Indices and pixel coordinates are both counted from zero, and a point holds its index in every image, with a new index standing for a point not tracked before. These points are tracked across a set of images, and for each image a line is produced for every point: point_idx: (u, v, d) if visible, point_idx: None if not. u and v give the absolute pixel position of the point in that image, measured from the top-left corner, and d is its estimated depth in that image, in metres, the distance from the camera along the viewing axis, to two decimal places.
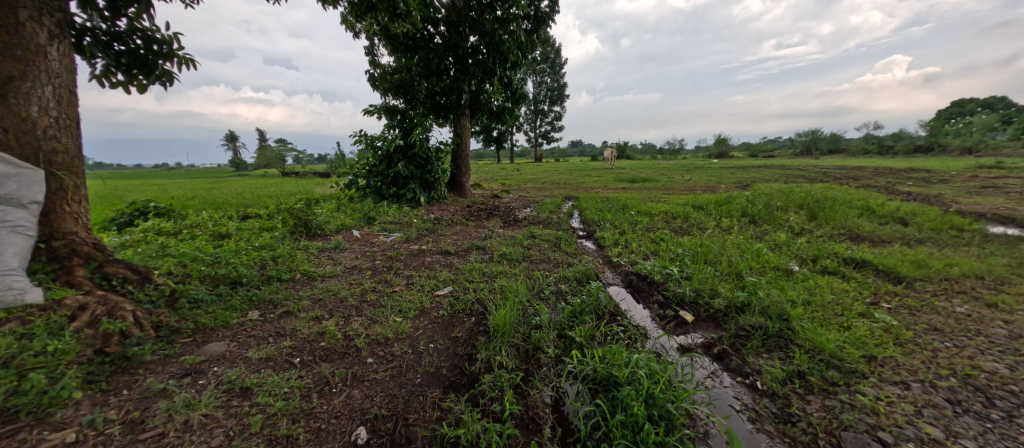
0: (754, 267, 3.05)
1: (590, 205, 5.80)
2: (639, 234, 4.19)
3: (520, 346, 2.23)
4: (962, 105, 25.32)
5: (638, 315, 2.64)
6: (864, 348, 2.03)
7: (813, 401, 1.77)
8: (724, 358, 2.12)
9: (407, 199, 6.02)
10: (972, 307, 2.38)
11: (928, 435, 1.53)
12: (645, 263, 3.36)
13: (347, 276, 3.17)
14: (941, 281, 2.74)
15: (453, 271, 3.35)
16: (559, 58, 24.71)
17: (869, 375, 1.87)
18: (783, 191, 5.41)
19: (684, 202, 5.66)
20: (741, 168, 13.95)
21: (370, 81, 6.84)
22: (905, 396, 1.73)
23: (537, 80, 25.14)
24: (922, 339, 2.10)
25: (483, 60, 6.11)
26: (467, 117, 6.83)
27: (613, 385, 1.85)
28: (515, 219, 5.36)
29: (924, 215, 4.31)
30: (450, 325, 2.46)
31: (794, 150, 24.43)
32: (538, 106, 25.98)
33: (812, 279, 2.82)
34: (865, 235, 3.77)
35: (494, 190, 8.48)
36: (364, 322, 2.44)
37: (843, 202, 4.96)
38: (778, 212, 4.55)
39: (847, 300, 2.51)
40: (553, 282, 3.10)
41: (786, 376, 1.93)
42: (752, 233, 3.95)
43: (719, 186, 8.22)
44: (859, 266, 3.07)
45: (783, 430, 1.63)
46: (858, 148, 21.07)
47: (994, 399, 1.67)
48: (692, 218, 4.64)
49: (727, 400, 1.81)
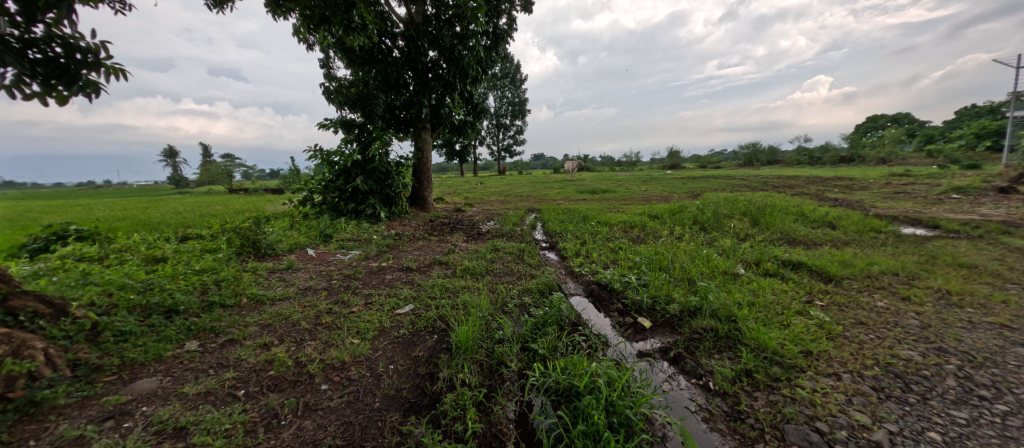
0: (705, 272, 3.23)
1: (553, 217, 5.90)
2: (599, 244, 4.32)
3: (483, 362, 2.20)
4: (874, 120, 28.59)
5: (599, 323, 2.70)
6: (801, 344, 2.19)
7: (760, 397, 1.88)
8: (680, 361, 2.22)
9: (366, 215, 5.82)
10: (889, 301, 2.65)
11: (858, 422, 1.67)
12: (605, 272, 3.45)
13: (300, 298, 3.00)
14: (864, 278, 3.03)
15: (415, 288, 3.27)
16: (519, 74, 25.55)
17: (806, 368, 2.02)
18: (729, 200, 5.80)
19: (641, 212, 5.92)
20: (691, 178, 14.85)
21: (325, 94, 6.60)
22: (837, 387, 1.88)
23: (499, 95, 25.64)
24: (850, 333, 2.30)
25: (443, 75, 6.12)
26: (428, 131, 6.76)
27: (574, 395, 1.85)
28: (478, 232, 5.34)
29: (848, 219, 4.78)
30: (411, 344, 2.39)
31: (737, 161, 26.39)
32: (500, 120, 26.29)
33: (755, 281, 3.03)
34: (801, 239, 4.10)
35: (457, 203, 8.41)
36: (318, 347, 2.32)
37: (780, 208, 5.41)
38: (724, 219, 4.88)
39: (785, 299, 2.71)
40: (517, 295, 3.11)
41: (735, 375, 2.04)
42: (702, 239, 4.19)
43: (672, 195, 8.66)
44: (796, 267, 3.33)
45: (734, 427, 1.72)
46: (792, 159, 23.15)
47: (911, 384, 1.86)
48: (648, 227, 4.86)
49: (683, 402, 1.89)
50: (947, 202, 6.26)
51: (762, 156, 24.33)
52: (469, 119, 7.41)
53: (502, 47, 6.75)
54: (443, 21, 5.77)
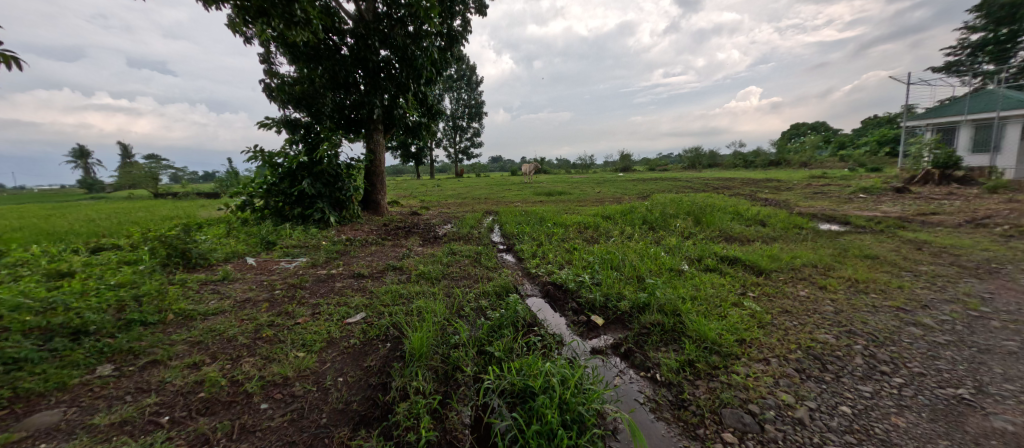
0: (653, 269, 3.40)
1: (510, 219, 5.94)
2: (555, 245, 4.41)
3: (438, 368, 2.16)
4: (797, 128, 31.77)
5: (554, 323, 2.75)
6: (737, 333, 2.37)
7: (701, 385, 2.01)
8: (630, 355, 2.31)
9: (314, 220, 5.51)
10: (810, 290, 2.95)
11: (783, 401, 1.84)
12: (560, 272, 3.53)
13: (238, 312, 2.77)
14: (789, 270, 3.35)
15: (367, 295, 3.14)
16: (475, 77, 25.59)
17: (741, 355, 2.19)
18: (675, 201, 6.17)
19: (594, 213, 6.12)
20: (641, 180, 15.63)
21: (266, 91, 6.16)
22: (767, 370, 2.06)
23: (455, 97, 25.45)
24: (777, 320, 2.53)
25: (395, 75, 5.96)
26: (381, 132, 6.55)
27: (529, 395, 1.87)
28: (435, 236, 5.25)
29: (776, 217, 5.26)
30: (362, 354, 2.29)
31: (682, 164, 28.16)
32: (457, 122, 26.08)
33: (697, 276, 3.24)
34: (736, 236, 4.45)
35: (412, 206, 8.21)
36: (257, 363, 2.15)
37: (720, 208, 5.84)
38: (670, 219, 5.18)
39: (723, 292, 2.92)
40: (473, 298, 3.09)
41: (679, 366, 2.16)
42: (650, 238, 4.42)
43: (624, 197, 9.06)
44: (732, 262, 3.61)
45: (678, 415, 1.83)
46: (729, 163, 25.12)
47: (827, 364, 2.08)
48: (601, 228, 5.03)
49: (632, 395, 1.98)
50: (855, 201, 7.10)
51: (704, 160, 26.16)
52: (424, 120, 7.28)
53: (457, 49, 6.72)
54: (395, 20, 5.62)
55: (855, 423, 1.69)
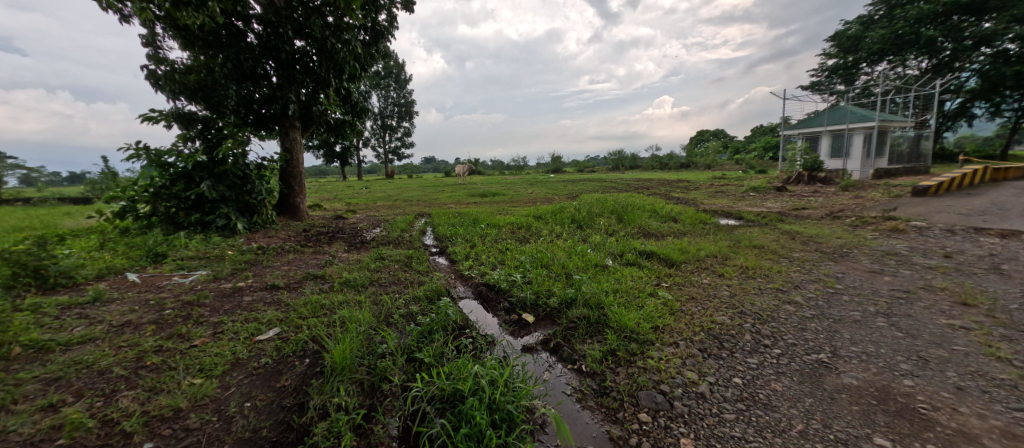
0: (580, 265, 3.58)
1: (443, 221, 5.83)
2: (488, 245, 4.43)
3: (362, 381, 2.04)
4: (703, 134, 35.79)
5: (486, 324, 2.76)
6: (651, 321, 2.59)
7: (621, 371, 2.16)
8: (558, 350, 2.41)
9: (217, 227, 4.87)
10: (711, 278, 3.34)
11: (689, 379, 2.05)
12: (493, 273, 3.55)
13: (113, 338, 2.34)
14: (695, 261, 3.76)
15: (282, 308, 2.86)
16: (405, 75, 24.75)
17: (655, 341, 2.41)
18: (600, 200, 6.57)
19: (527, 213, 6.27)
20: (570, 181, 16.35)
21: (151, 79, 5.30)
22: (676, 353, 2.28)
23: (383, 95, 24.36)
24: (685, 307, 2.82)
25: (313, 68, 5.53)
26: (298, 130, 6.01)
27: (459, 399, 1.85)
28: (361, 241, 4.96)
29: (686, 214, 5.87)
30: (275, 374, 2.08)
31: (607, 166, 30.10)
32: (386, 121, 24.97)
33: (619, 270, 3.48)
34: (653, 232, 4.88)
35: (337, 210, 7.67)
36: (140, 396, 1.84)
37: (639, 206, 6.34)
38: (596, 217, 5.50)
39: (641, 284, 3.18)
40: (403, 304, 2.98)
41: (602, 355, 2.31)
42: (578, 236, 4.65)
43: (554, 198, 9.43)
44: (649, 255, 3.95)
45: (601, 402, 1.95)
46: (648, 165, 27.43)
47: (724, 343, 2.36)
48: (533, 227, 5.18)
49: (560, 387, 2.07)
50: (747, 199, 8.20)
51: (627, 162, 28.25)
52: (348, 118, 6.86)
53: (382, 45, 6.44)
54: (311, 9, 5.21)
55: (745, 391, 1.95)
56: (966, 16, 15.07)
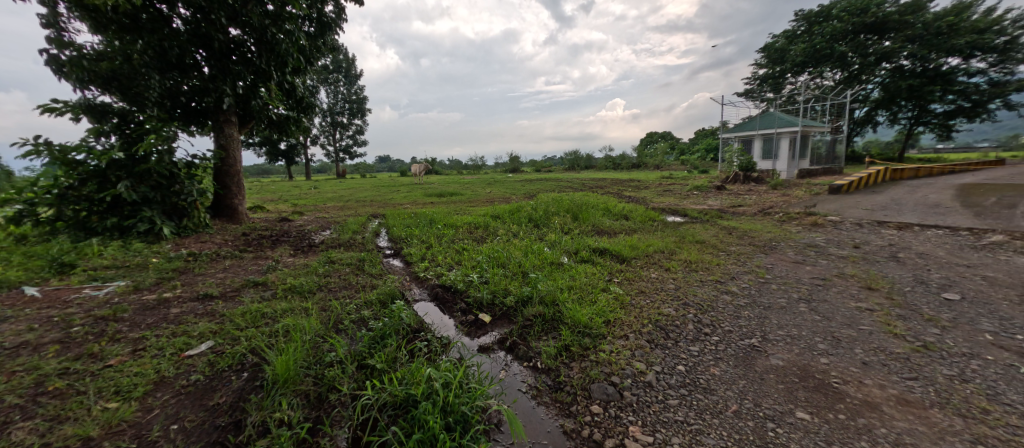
0: (536, 264, 3.63)
1: (398, 222, 5.67)
2: (444, 246, 4.37)
3: (308, 392, 1.93)
4: (652, 136, 37.70)
5: (442, 326, 2.72)
6: (603, 315, 2.69)
7: (574, 366, 2.22)
8: (514, 348, 2.43)
9: (140, 233, 4.39)
10: (659, 272, 3.53)
11: (638, 369, 2.15)
12: (449, 274, 3.50)
13: (4, 363, 2.02)
14: (644, 257, 3.95)
15: (217, 319, 2.63)
16: (355, 70, 23.74)
17: (607, 334, 2.50)
18: (556, 200, 6.70)
19: (484, 213, 6.26)
20: (527, 180, 16.53)
21: (53, 65, 4.65)
22: (626, 345, 2.38)
23: (332, 90, 23.20)
24: (634, 300, 2.96)
25: (251, 59, 5.15)
26: (234, 125, 5.57)
27: (412, 404, 1.80)
28: (309, 244, 4.69)
29: (636, 212, 6.15)
30: (208, 391, 1.91)
31: (564, 166, 30.81)
32: (336, 118, 23.79)
33: (573, 268, 3.58)
34: (606, 230, 5.07)
35: (282, 212, 7.19)
36: (39, 428, 1.61)
37: (593, 205, 6.55)
38: (552, 216, 5.61)
39: (594, 280, 3.29)
40: (355, 309, 2.85)
41: (557, 351, 2.36)
42: (534, 235, 4.72)
43: (512, 197, 9.49)
44: (602, 252, 4.09)
45: (555, 397, 1.99)
46: (602, 165, 28.43)
47: (669, 333, 2.51)
48: (490, 227, 5.17)
49: (516, 385, 2.09)
50: (691, 197, 8.74)
51: (582, 162, 29.10)
52: (292, 114, 6.47)
53: (329, 38, 6.16)
54: None
55: (687, 377, 2.08)
56: (870, 35, 17.13)
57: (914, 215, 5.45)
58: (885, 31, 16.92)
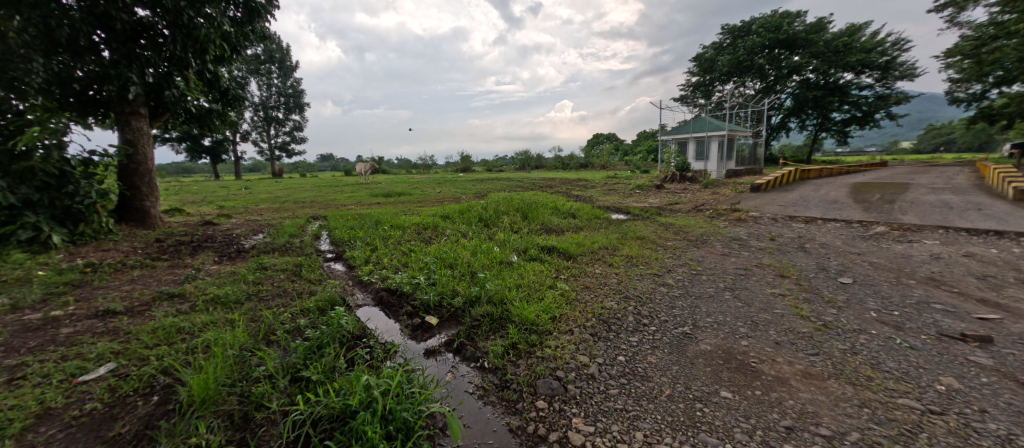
0: (485, 263, 3.63)
1: (340, 224, 5.37)
2: (390, 248, 4.21)
3: (232, 412, 1.76)
4: (599, 137, 39.27)
5: (387, 331, 2.62)
6: (549, 312, 2.75)
7: (521, 363, 2.24)
8: (462, 349, 2.40)
9: (21, 241, 3.74)
10: (603, 268, 3.68)
11: (581, 362, 2.22)
12: (395, 277, 3.38)
13: None
14: (590, 253, 4.11)
15: (121, 338, 2.32)
16: (290, 62, 22.14)
17: (552, 330, 2.56)
18: (506, 199, 6.74)
19: (433, 213, 6.13)
20: (479, 180, 16.47)
21: None
22: (571, 339, 2.46)
23: (264, 83, 21.44)
24: (579, 296, 3.06)
25: (164, 44, 4.61)
26: (144, 118, 4.97)
27: (350, 415, 1.70)
28: (238, 249, 4.29)
29: (583, 210, 6.37)
30: (107, 421, 1.67)
31: (515, 165, 31.10)
32: (270, 113, 22.02)
33: (522, 266, 3.62)
34: (554, 228, 5.19)
35: (206, 215, 6.53)
36: None
37: (542, 204, 6.69)
38: (502, 215, 5.64)
39: (542, 278, 3.35)
40: (289, 318, 2.66)
41: (504, 350, 2.37)
42: (484, 235, 4.71)
43: (463, 196, 9.40)
44: (550, 250, 4.19)
45: (502, 395, 2.00)
46: (551, 165, 29.09)
47: (611, 326, 2.62)
48: (439, 227, 5.08)
49: (462, 387, 2.07)
50: (634, 195, 9.24)
51: (533, 161, 29.61)
52: (216, 107, 5.90)
53: (258, 25, 5.69)
54: None
55: (627, 367, 2.19)
56: (783, 50, 19.19)
57: (818, 210, 6.19)
58: (795, 47, 19.05)
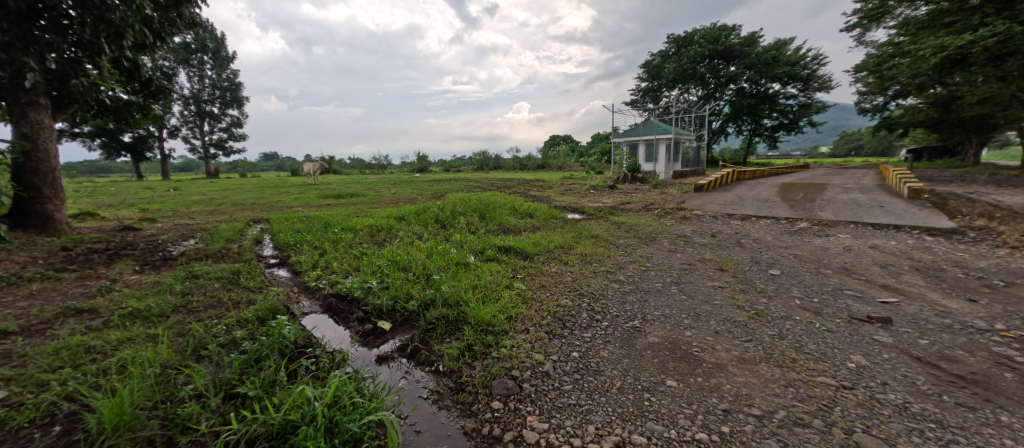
0: (442, 265, 3.57)
1: (285, 227, 5.04)
2: (341, 251, 4.02)
3: (152, 438, 1.58)
4: (556, 139, 40.10)
5: (335, 339, 2.49)
6: (506, 312, 2.76)
7: (477, 364, 2.23)
8: (416, 354, 2.34)
9: None
10: (559, 266, 3.76)
11: (536, 361, 2.25)
12: (345, 281, 3.22)
13: None
14: (546, 252, 4.17)
15: (13, 363, 2.01)
16: (225, 52, 20.44)
17: (508, 330, 2.57)
18: (463, 199, 6.68)
19: (388, 214, 5.93)
20: (436, 180, 16.18)
21: None
22: (527, 338, 2.48)
23: (195, 74, 19.61)
24: (535, 295, 3.10)
25: (69, 27, 4.07)
26: (46, 110, 4.36)
27: (291, 431, 1.60)
28: (164, 257, 3.89)
29: (540, 210, 6.47)
30: None
31: (473, 166, 30.92)
32: (202, 107, 20.18)
33: (479, 267, 3.60)
34: (511, 228, 5.22)
35: (126, 219, 5.85)
36: None
37: (500, 204, 6.70)
38: (459, 216, 5.58)
39: (498, 278, 3.36)
40: (225, 330, 2.45)
41: (460, 352, 2.34)
42: (440, 236, 4.63)
43: (419, 197, 9.18)
44: (507, 250, 4.20)
45: (457, 399, 1.97)
46: (510, 165, 29.25)
47: (566, 323, 2.68)
48: (394, 229, 4.93)
49: (416, 392, 2.01)
50: (588, 195, 9.53)
51: (491, 162, 29.63)
52: (136, 99, 5.30)
53: (187, 11, 5.19)
54: None
55: (580, 362, 2.24)
56: (721, 60, 20.72)
57: (752, 208, 6.75)
58: (732, 58, 20.64)
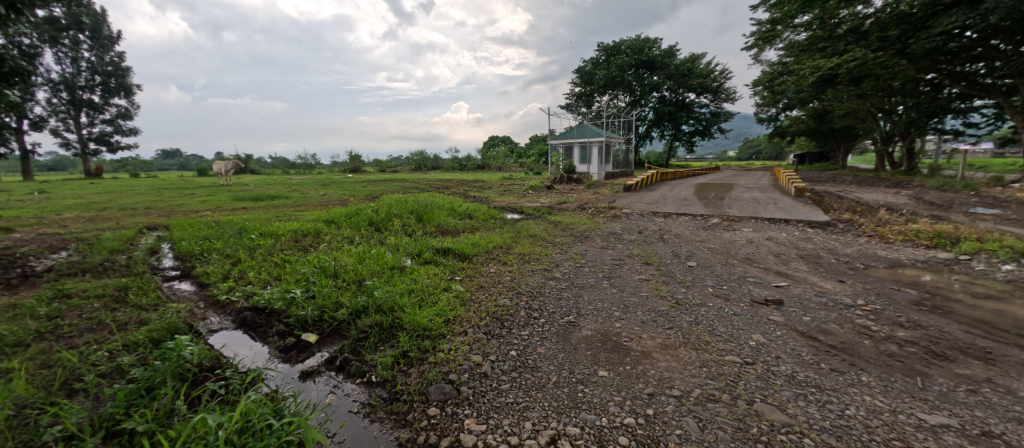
0: (375, 270, 3.40)
1: (189, 234, 4.44)
2: (258, 260, 3.64)
3: None
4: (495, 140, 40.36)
5: (250, 358, 2.25)
6: (443, 315, 2.71)
7: (412, 371, 2.15)
8: (345, 366, 2.20)
9: None
10: (497, 267, 3.77)
11: (475, 362, 2.23)
12: (263, 292, 2.92)
13: None
14: (485, 253, 4.17)
15: None
16: (107, 31, 17.48)
17: (446, 333, 2.52)
18: (399, 201, 6.43)
19: (314, 217, 5.50)
20: (370, 181, 15.39)
21: None
22: (465, 340, 2.45)
23: (65, 55, 16.48)
24: (474, 296, 3.08)
25: None
26: None
27: None
28: (23, 274, 3.20)
29: (479, 211, 6.45)
30: None
31: (410, 166, 29.93)
32: (76, 94, 17.02)
33: (415, 270, 3.49)
34: (450, 229, 5.14)
35: None
36: None
37: (438, 205, 6.57)
38: (395, 218, 5.36)
39: (436, 280, 3.28)
40: (109, 357, 2.08)
41: (394, 360, 2.24)
42: (374, 240, 4.41)
43: (351, 199, 8.67)
44: (445, 251, 4.13)
45: (391, 409, 1.88)
46: (449, 166, 28.82)
47: (504, 322, 2.70)
48: (322, 233, 4.59)
49: (345, 407, 1.89)
50: (527, 196, 9.73)
51: (430, 163, 28.94)
52: None
53: None
54: None
55: (518, 360, 2.27)
56: (646, 70, 22.43)
57: (673, 206, 7.39)
58: (655, 68, 22.45)
